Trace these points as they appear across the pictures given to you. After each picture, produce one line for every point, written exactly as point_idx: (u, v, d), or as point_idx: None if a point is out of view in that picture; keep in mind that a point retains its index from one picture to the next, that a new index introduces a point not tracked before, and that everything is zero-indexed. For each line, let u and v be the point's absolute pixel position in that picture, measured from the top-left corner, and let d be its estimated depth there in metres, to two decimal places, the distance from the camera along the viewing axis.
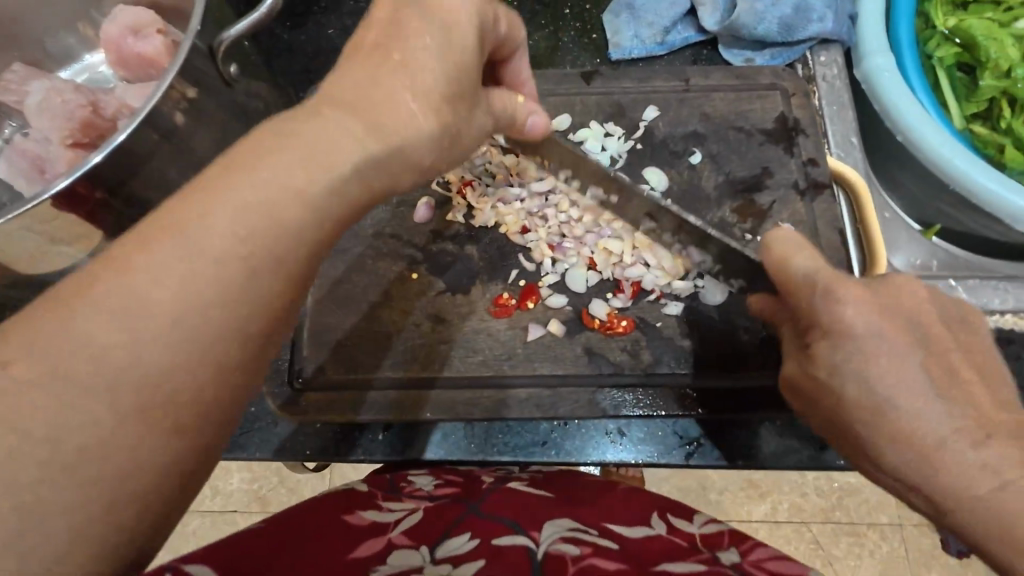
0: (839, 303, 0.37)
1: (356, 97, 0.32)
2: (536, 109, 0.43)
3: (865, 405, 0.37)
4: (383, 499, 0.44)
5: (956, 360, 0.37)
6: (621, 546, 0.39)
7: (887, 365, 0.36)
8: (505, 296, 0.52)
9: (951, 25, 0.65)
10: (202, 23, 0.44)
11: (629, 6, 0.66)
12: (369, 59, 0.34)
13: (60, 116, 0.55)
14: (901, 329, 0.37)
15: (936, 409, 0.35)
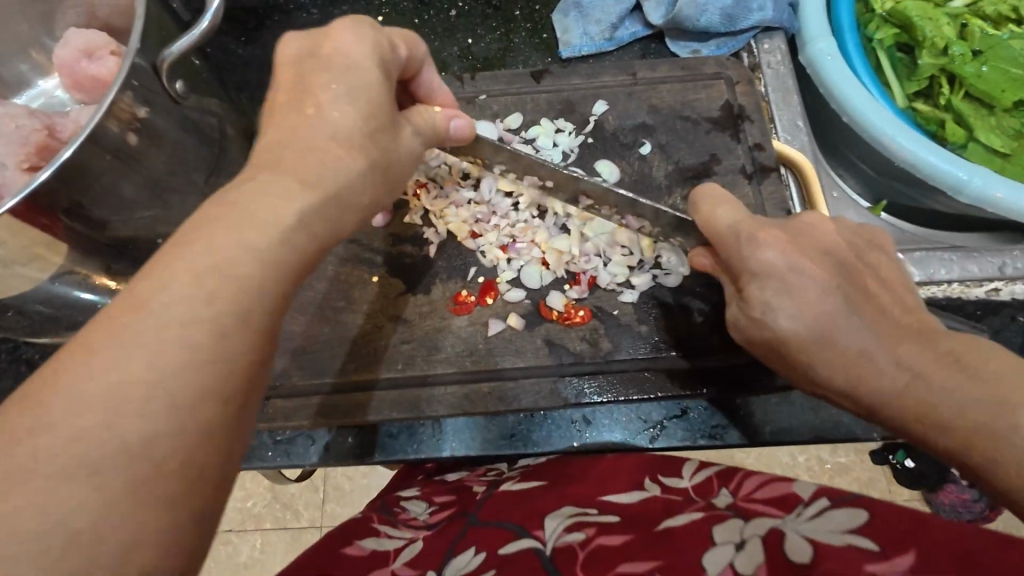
0: (761, 248, 0.43)
1: (291, 131, 0.35)
2: (456, 113, 0.45)
3: (805, 336, 0.42)
4: (381, 532, 0.46)
5: (864, 280, 0.43)
6: (621, 516, 0.41)
7: (804, 297, 0.42)
8: (464, 294, 0.53)
9: (888, 8, 0.67)
10: (144, 42, 0.44)
11: (577, 5, 0.68)
12: (287, 115, 0.37)
13: (14, 141, 0.56)
14: (816, 262, 0.43)
15: (857, 325, 0.41)
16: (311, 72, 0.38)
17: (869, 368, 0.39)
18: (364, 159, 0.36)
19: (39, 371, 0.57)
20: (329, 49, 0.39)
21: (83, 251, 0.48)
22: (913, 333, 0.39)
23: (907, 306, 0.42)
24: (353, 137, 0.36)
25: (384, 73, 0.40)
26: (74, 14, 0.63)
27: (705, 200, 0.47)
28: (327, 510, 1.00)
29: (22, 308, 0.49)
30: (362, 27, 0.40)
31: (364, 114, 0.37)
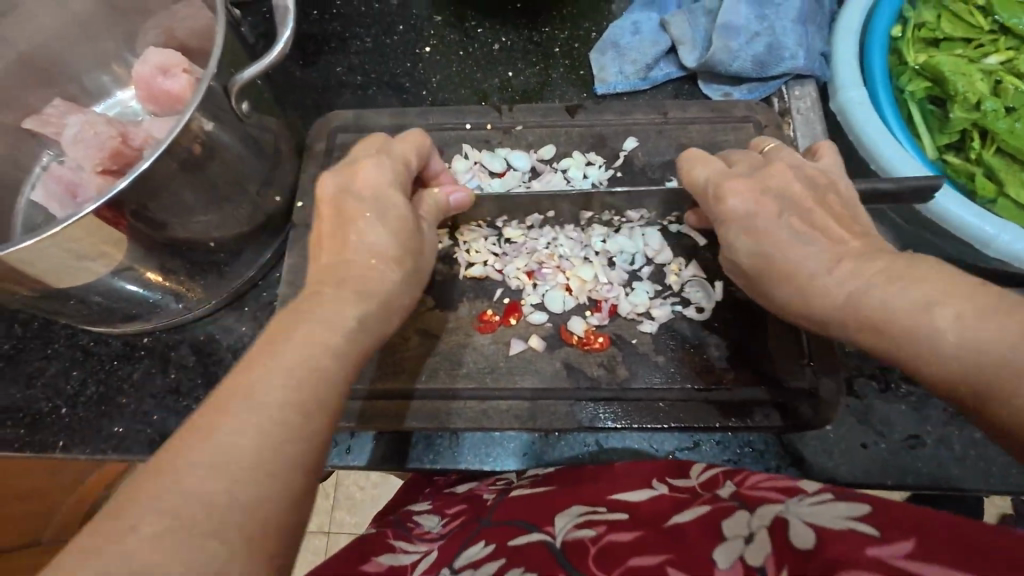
0: (725, 199, 0.48)
1: (342, 221, 0.46)
2: (457, 188, 0.52)
3: (758, 268, 0.46)
4: (397, 548, 0.44)
5: (817, 212, 0.46)
6: (630, 513, 0.41)
7: (765, 236, 0.46)
8: (489, 313, 0.56)
9: (921, 61, 0.68)
10: (219, 67, 0.49)
11: (614, 45, 0.71)
12: (330, 246, 0.46)
13: (93, 146, 0.61)
14: (766, 198, 0.46)
15: (808, 252, 0.43)
16: (347, 205, 0.47)
17: (816, 288, 0.42)
18: (400, 270, 0.45)
19: (93, 356, 0.61)
20: (359, 185, 0.47)
21: (146, 251, 0.52)
22: (855, 252, 0.42)
23: (858, 230, 0.44)
24: (389, 253, 0.45)
25: (403, 190, 0.49)
26: (154, 35, 0.69)
27: (687, 160, 0.52)
28: (335, 516, 1.03)
29: (85, 297, 0.53)
30: (383, 160, 0.48)
31: (394, 231, 0.46)
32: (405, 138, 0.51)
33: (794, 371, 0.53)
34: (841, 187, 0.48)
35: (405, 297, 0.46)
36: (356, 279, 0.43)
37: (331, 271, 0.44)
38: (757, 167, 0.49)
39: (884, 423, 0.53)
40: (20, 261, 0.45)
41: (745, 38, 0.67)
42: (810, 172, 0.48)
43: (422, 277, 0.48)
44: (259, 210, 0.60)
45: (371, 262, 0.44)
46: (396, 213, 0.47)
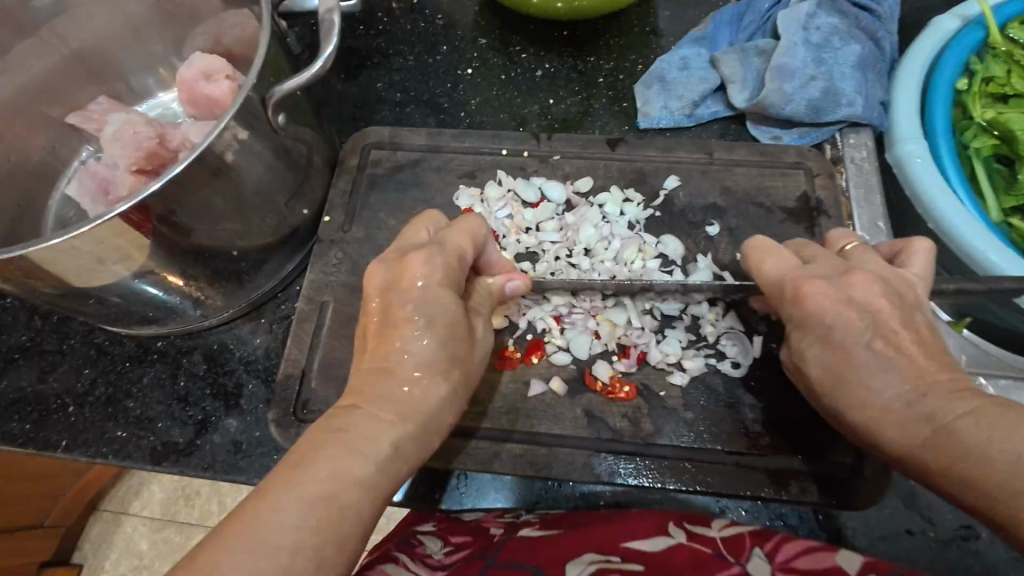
0: (802, 300, 0.44)
1: (394, 320, 0.43)
2: (515, 276, 0.50)
3: (827, 381, 0.43)
4: (399, 560, 0.44)
5: (902, 339, 0.41)
6: (645, 568, 0.41)
7: (846, 353, 0.42)
8: (510, 349, 0.53)
9: (988, 117, 0.64)
10: (259, 78, 0.48)
11: (660, 79, 0.69)
12: (377, 348, 0.43)
13: (130, 145, 0.61)
14: (852, 313, 0.42)
15: (884, 379, 0.40)
16: (393, 305, 0.44)
17: (873, 412, 0.40)
18: (445, 385, 0.42)
19: (105, 356, 0.61)
20: (406, 281, 0.44)
21: (169, 256, 0.51)
22: (943, 387, 0.38)
23: (947, 365, 0.40)
24: (435, 364, 0.42)
25: (453, 288, 0.46)
26: (202, 39, 0.70)
27: (756, 251, 0.49)
28: None
29: (103, 297, 0.52)
30: (436, 254, 0.45)
31: (440, 340, 0.43)
32: (460, 229, 0.48)
33: (838, 444, 0.49)
34: (927, 309, 0.44)
35: (450, 413, 0.43)
36: (398, 395, 0.40)
37: (372, 376, 0.42)
38: (838, 271, 0.45)
39: (933, 509, 0.48)
40: (45, 259, 0.44)
41: (800, 81, 0.64)
42: (895, 284, 0.44)
43: (470, 381, 0.45)
44: (285, 222, 0.60)
45: (415, 375, 0.41)
46: (443, 317, 0.43)
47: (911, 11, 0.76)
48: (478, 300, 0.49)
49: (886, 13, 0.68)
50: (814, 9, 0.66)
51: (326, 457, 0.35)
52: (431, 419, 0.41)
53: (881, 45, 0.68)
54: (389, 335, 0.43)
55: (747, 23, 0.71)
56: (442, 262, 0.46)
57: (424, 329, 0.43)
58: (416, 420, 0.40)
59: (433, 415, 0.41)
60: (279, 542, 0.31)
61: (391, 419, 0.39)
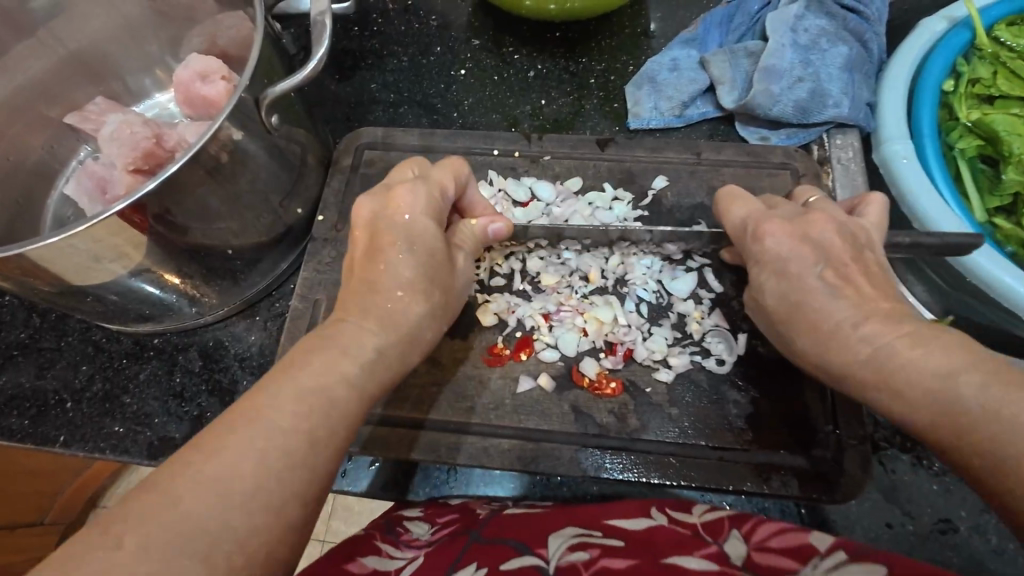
0: (762, 238, 0.47)
1: (376, 239, 0.47)
2: (496, 219, 0.53)
3: (783, 310, 0.46)
4: (383, 551, 0.46)
5: (851, 273, 0.44)
6: (625, 540, 0.42)
7: (796, 280, 0.45)
8: (499, 346, 0.54)
9: (974, 118, 0.65)
10: (252, 81, 0.49)
11: (651, 80, 0.70)
12: (364, 272, 0.46)
13: (127, 145, 0.62)
14: (806, 247, 0.46)
15: (836, 307, 0.43)
16: (381, 229, 0.47)
17: (841, 345, 0.42)
18: (427, 303, 0.46)
19: (102, 353, 0.62)
20: (392, 211, 0.48)
21: (164, 254, 0.52)
22: (882, 313, 0.42)
23: (894, 296, 0.44)
24: (416, 283, 0.45)
25: (437, 219, 0.49)
26: (198, 40, 0.70)
27: (725, 198, 0.53)
28: (331, 526, 1.01)
29: (100, 295, 0.53)
30: (417, 186, 0.48)
31: (423, 265, 0.46)
32: (441, 167, 0.52)
33: (820, 439, 0.50)
34: (879, 249, 0.47)
35: (430, 331, 0.46)
36: (383, 310, 0.44)
37: (360, 295, 0.44)
38: (798, 214, 0.49)
39: (912, 503, 0.50)
40: (42, 258, 0.45)
41: (788, 82, 0.65)
42: (853, 229, 0.47)
43: (451, 306, 0.49)
44: (280, 221, 0.61)
45: (398, 293, 0.44)
46: (426, 244, 0.47)
47: (900, 13, 0.76)
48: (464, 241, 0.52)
49: (874, 14, 0.69)
50: (803, 10, 0.67)
51: (283, 395, 0.35)
52: (410, 337, 0.44)
53: (868, 47, 0.69)
54: (368, 250, 0.47)
55: (737, 24, 0.71)
56: (424, 190, 0.49)
57: (408, 253, 0.46)
58: (373, 354, 0.41)
59: (414, 330, 0.45)
60: (239, 476, 0.31)
61: (343, 355, 0.40)
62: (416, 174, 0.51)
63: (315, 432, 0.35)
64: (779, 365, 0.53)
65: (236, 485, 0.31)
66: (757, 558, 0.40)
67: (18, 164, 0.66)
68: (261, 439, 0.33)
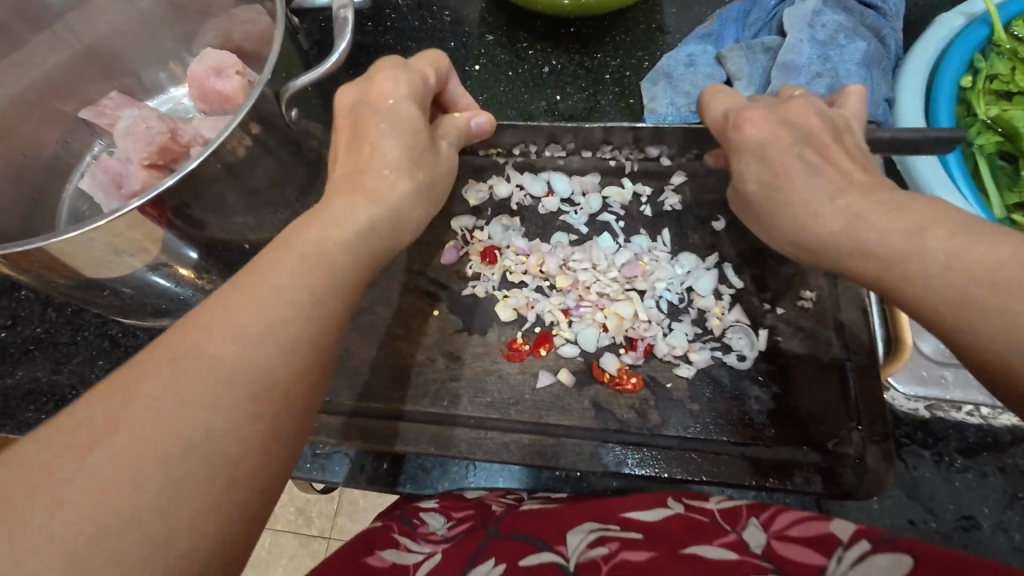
0: (742, 127, 0.47)
1: (359, 117, 0.45)
2: (479, 113, 0.51)
3: (762, 196, 0.46)
4: (400, 544, 0.47)
5: (834, 151, 0.44)
6: (644, 532, 0.43)
7: (777, 167, 0.45)
8: (519, 341, 0.54)
9: (993, 114, 0.65)
10: (273, 74, 0.49)
11: (667, 76, 0.70)
12: (350, 157, 0.44)
13: (143, 139, 0.62)
14: (783, 130, 0.46)
15: (832, 214, 0.42)
16: (362, 116, 0.45)
17: (812, 223, 0.43)
18: (413, 181, 0.44)
19: (118, 348, 0.62)
20: (376, 95, 0.45)
21: (182, 249, 0.51)
22: (861, 186, 0.42)
23: (868, 168, 0.44)
24: (402, 163, 0.44)
25: (419, 104, 0.46)
26: (213, 35, 0.70)
27: (715, 94, 0.51)
28: (338, 523, 1.01)
29: (117, 288, 0.53)
30: (400, 73, 0.46)
31: (407, 142, 0.44)
32: (420, 57, 0.49)
33: (841, 435, 0.49)
34: (857, 132, 0.47)
35: (416, 211, 0.45)
36: (369, 184, 0.42)
37: (347, 176, 0.43)
38: (776, 104, 0.49)
39: (935, 500, 0.49)
40: (63, 251, 0.44)
41: (806, 78, 0.64)
42: (834, 119, 0.47)
43: (435, 187, 0.47)
44: (296, 216, 0.60)
45: (385, 172, 0.43)
46: (409, 123, 0.45)
47: (917, 9, 0.76)
48: (448, 127, 0.50)
49: (892, 10, 0.69)
50: (820, 6, 0.67)
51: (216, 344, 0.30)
52: (398, 212, 0.43)
53: (886, 42, 0.69)
54: (352, 159, 0.44)
55: (753, 20, 0.71)
56: (402, 86, 0.45)
57: (393, 134, 0.44)
58: (339, 287, 0.36)
59: (404, 209, 0.43)
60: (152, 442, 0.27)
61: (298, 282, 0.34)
62: (397, 62, 0.48)
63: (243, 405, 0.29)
64: (801, 361, 0.52)
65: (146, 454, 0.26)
66: (776, 546, 0.40)
67: (33, 159, 0.66)
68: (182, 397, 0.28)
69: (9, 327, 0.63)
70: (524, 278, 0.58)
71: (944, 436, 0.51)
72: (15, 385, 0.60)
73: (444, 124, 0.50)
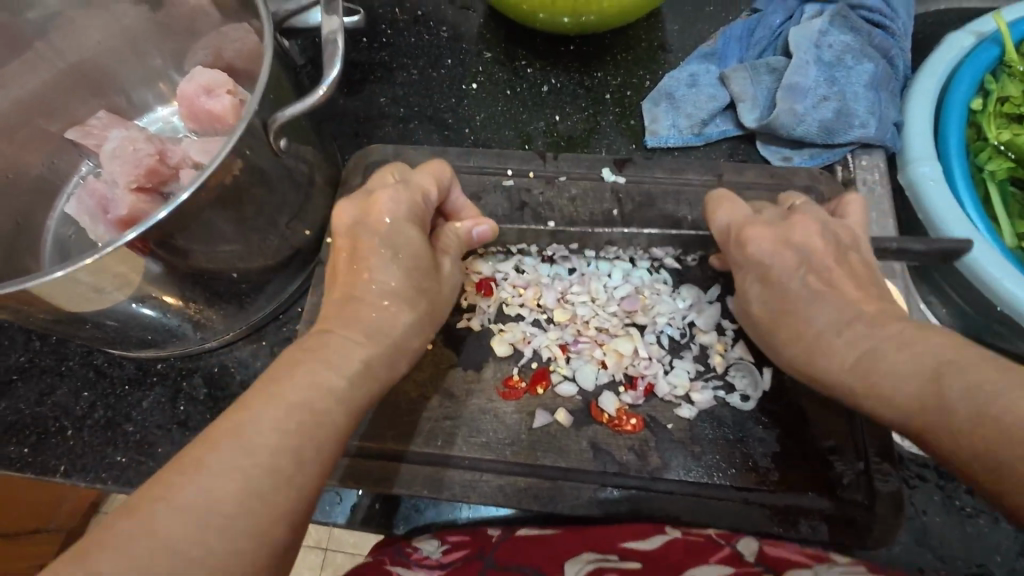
0: (744, 244, 0.49)
1: (360, 241, 0.45)
2: (480, 223, 0.51)
3: (766, 316, 0.49)
4: (393, 570, 0.45)
5: (834, 274, 0.46)
6: (643, 562, 0.42)
7: (778, 287, 0.47)
8: (515, 378, 0.53)
9: (1004, 139, 0.63)
10: (261, 103, 0.47)
11: (668, 97, 0.68)
12: (347, 280, 0.45)
13: (129, 163, 0.60)
14: (786, 251, 0.48)
15: (819, 311, 0.45)
16: (361, 238, 0.45)
17: (823, 349, 0.44)
18: (412, 312, 0.44)
19: (105, 378, 0.60)
20: (375, 216, 0.46)
21: (167, 282, 0.50)
22: (869, 317, 0.43)
23: (871, 292, 0.45)
24: (402, 294, 0.44)
25: (420, 226, 0.47)
26: (203, 53, 0.69)
27: (716, 202, 0.53)
28: (334, 538, 1.00)
29: (100, 321, 0.51)
30: (403, 193, 0.46)
31: (407, 270, 0.45)
32: (425, 170, 0.50)
33: (849, 479, 0.48)
34: (864, 249, 0.48)
35: (415, 340, 0.45)
36: (367, 319, 0.43)
37: (341, 307, 0.44)
38: (781, 217, 0.50)
39: (945, 547, 0.48)
40: (41, 290, 0.43)
41: (812, 101, 0.63)
42: (835, 229, 0.49)
43: (435, 320, 0.47)
44: (287, 243, 0.58)
45: (383, 302, 0.44)
46: (410, 252, 0.45)
47: (925, 26, 0.74)
48: (447, 242, 0.50)
49: (900, 30, 0.67)
50: (827, 26, 0.65)
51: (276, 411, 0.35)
52: (397, 346, 0.43)
53: (894, 63, 0.67)
54: (359, 267, 0.45)
55: (758, 39, 0.69)
56: (410, 197, 0.47)
57: (391, 260, 0.45)
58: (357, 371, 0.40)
59: (402, 339, 0.44)
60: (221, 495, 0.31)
61: (341, 357, 0.40)
62: (398, 178, 0.49)
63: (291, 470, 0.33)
64: (807, 400, 0.51)
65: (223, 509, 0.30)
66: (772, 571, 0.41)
67: (18, 181, 0.64)
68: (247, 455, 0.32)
69: None
70: (521, 310, 0.56)
71: (955, 478, 0.49)
72: None
73: (443, 240, 0.50)
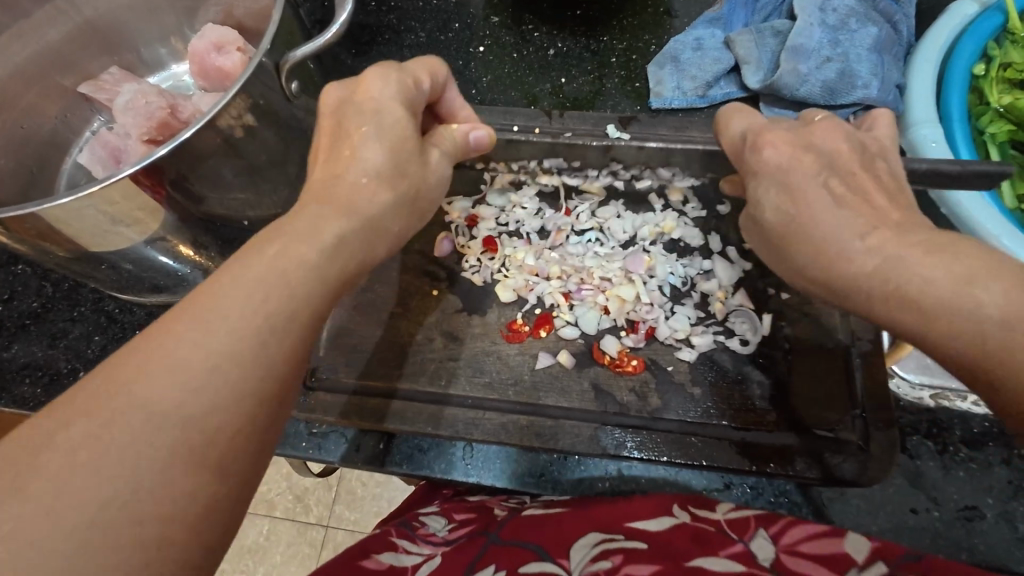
0: (761, 149, 0.45)
1: (342, 131, 0.43)
2: (479, 128, 0.49)
3: (780, 227, 0.44)
4: (399, 546, 0.46)
5: (863, 178, 0.43)
6: (648, 542, 0.41)
7: (793, 190, 0.43)
8: (519, 323, 0.54)
9: (1005, 102, 0.63)
10: (272, 44, 0.47)
11: (673, 59, 0.69)
12: (330, 155, 0.43)
13: (142, 115, 0.61)
14: (808, 155, 0.44)
15: (841, 215, 0.41)
16: (347, 115, 0.43)
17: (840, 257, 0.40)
18: (392, 192, 0.42)
19: (116, 324, 0.61)
20: (359, 94, 0.44)
21: (179, 222, 0.51)
22: (893, 224, 0.40)
23: (906, 205, 0.42)
24: (383, 171, 0.42)
25: (410, 107, 0.45)
26: (214, 11, 0.69)
27: (729, 110, 0.50)
28: (335, 511, 1.01)
29: (115, 263, 0.53)
30: (389, 74, 0.44)
31: (390, 146, 0.42)
32: (417, 62, 0.48)
33: (842, 421, 0.49)
34: (892, 158, 0.45)
35: (395, 223, 0.43)
36: (343, 191, 0.40)
37: (317, 177, 0.41)
38: (800, 126, 0.47)
39: (938, 489, 0.49)
40: (55, 220, 0.44)
41: (815, 63, 0.63)
42: (864, 137, 0.46)
43: (419, 201, 0.45)
44: (296, 194, 0.59)
45: (362, 180, 0.41)
46: (393, 130, 0.43)
47: None
48: (441, 139, 0.48)
49: None
50: None
51: (213, 315, 0.31)
52: None
53: (898, 28, 0.67)
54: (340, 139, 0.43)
55: (763, 4, 0.70)
56: (399, 76, 0.45)
57: (377, 135, 0.42)
58: (332, 246, 0.37)
59: (376, 217, 0.41)
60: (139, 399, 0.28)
61: (333, 218, 0.38)
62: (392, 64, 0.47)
63: (230, 359, 0.30)
64: (803, 349, 0.52)
65: (156, 427, 0.27)
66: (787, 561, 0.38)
67: (30, 134, 0.65)
68: (172, 366, 0.29)
69: (5, 302, 0.63)
70: (525, 262, 0.57)
71: (949, 427, 0.50)
72: (10, 360, 0.60)
73: (436, 135, 0.47)
